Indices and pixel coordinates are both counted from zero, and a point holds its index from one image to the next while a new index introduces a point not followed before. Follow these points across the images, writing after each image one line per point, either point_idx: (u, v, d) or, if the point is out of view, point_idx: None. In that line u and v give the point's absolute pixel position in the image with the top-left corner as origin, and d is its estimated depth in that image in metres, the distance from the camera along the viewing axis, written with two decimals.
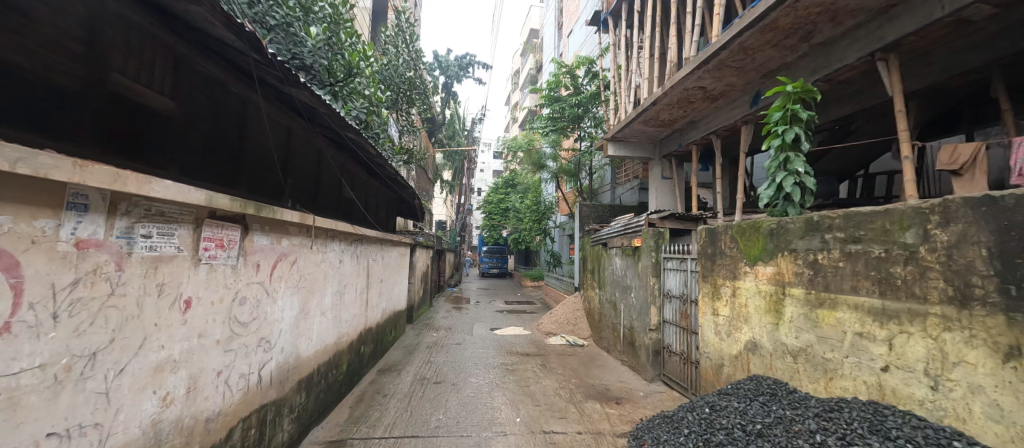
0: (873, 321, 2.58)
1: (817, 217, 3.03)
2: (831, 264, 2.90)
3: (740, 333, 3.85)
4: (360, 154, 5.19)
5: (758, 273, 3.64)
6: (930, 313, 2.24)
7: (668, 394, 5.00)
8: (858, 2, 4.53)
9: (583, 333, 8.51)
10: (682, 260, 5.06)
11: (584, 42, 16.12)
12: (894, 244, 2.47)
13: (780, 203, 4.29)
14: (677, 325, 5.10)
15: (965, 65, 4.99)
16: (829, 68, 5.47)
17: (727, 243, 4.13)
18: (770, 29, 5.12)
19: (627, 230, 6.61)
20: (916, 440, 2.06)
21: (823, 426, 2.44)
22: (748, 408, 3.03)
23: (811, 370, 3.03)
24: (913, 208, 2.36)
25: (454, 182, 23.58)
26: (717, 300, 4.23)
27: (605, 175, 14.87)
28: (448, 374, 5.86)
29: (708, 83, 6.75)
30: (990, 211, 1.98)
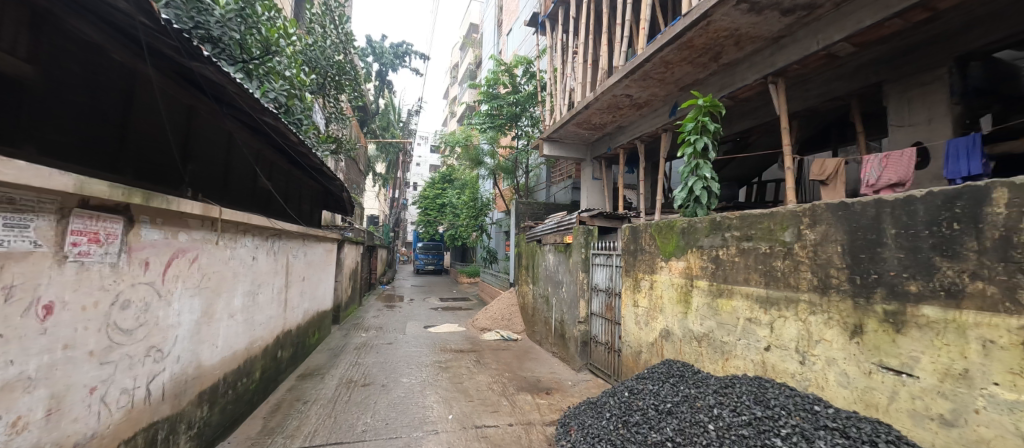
0: (760, 307, 2.97)
1: (719, 217, 3.42)
2: (730, 259, 3.28)
3: (656, 323, 4.21)
4: (277, 140, 4.74)
5: (673, 268, 4.00)
6: (801, 299, 2.64)
7: (594, 382, 5.31)
8: (757, 30, 5.15)
9: (517, 328, 8.69)
10: (608, 256, 5.39)
11: (523, 42, 16.38)
12: (776, 241, 2.87)
13: (692, 205, 4.75)
14: (603, 317, 5.42)
15: (835, 92, 5.93)
16: (733, 86, 6.16)
17: (647, 240, 4.47)
18: (686, 47, 5.63)
19: (560, 227, 6.87)
20: (788, 407, 2.44)
21: (720, 401, 2.78)
22: (661, 389, 3.33)
23: (712, 352, 3.43)
24: (791, 210, 2.76)
25: (388, 175, 22.61)
26: (637, 292, 4.58)
27: (540, 174, 15.29)
28: (377, 375, 5.62)
29: (635, 92, 7.24)
30: (845, 214, 2.39)
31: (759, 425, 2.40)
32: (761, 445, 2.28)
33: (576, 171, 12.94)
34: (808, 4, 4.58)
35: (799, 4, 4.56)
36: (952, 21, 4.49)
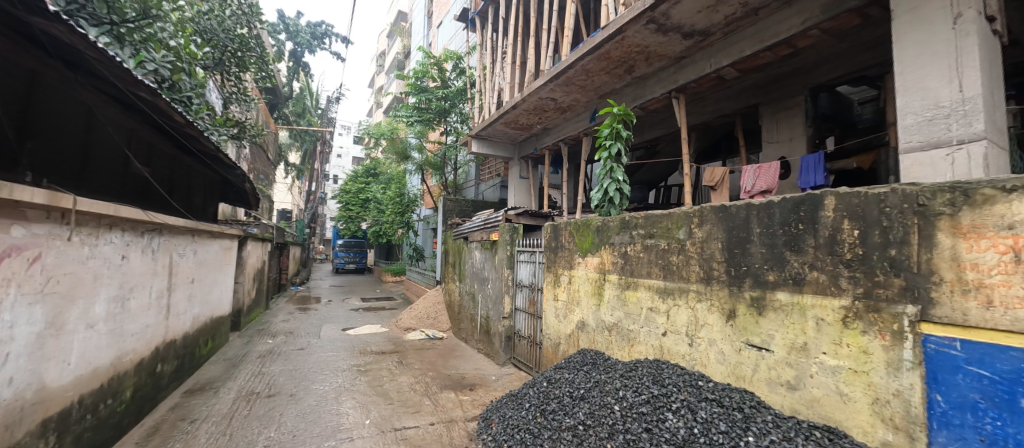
0: (658, 298, 3.32)
1: (628, 216, 3.73)
2: (636, 254, 3.60)
3: (573, 315, 4.47)
4: (158, 122, 4.08)
5: (588, 263, 4.27)
6: (691, 289, 3.00)
7: (517, 375, 5.47)
8: (663, 49, 5.71)
9: (442, 326, 8.57)
10: (532, 253, 5.57)
11: (453, 37, 16.11)
12: (673, 238, 3.22)
13: (606, 205, 5.11)
14: (526, 312, 5.60)
15: (724, 110, 6.82)
16: (643, 98, 6.76)
17: (566, 238, 4.71)
18: (604, 58, 6.03)
19: (487, 225, 6.93)
20: (679, 384, 2.77)
21: (625, 383, 3.05)
22: (576, 377, 3.55)
23: (620, 340, 3.74)
24: (684, 211, 3.12)
25: (303, 165, 20.71)
26: (557, 286, 4.81)
27: (469, 171, 15.22)
28: (285, 384, 5.14)
29: (559, 96, 7.56)
30: (724, 215, 2.77)
31: (656, 402, 2.69)
32: (657, 420, 2.56)
33: (503, 170, 13.11)
34: (704, 30, 5.19)
35: (697, 29, 5.15)
36: (808, 57, 5.43)
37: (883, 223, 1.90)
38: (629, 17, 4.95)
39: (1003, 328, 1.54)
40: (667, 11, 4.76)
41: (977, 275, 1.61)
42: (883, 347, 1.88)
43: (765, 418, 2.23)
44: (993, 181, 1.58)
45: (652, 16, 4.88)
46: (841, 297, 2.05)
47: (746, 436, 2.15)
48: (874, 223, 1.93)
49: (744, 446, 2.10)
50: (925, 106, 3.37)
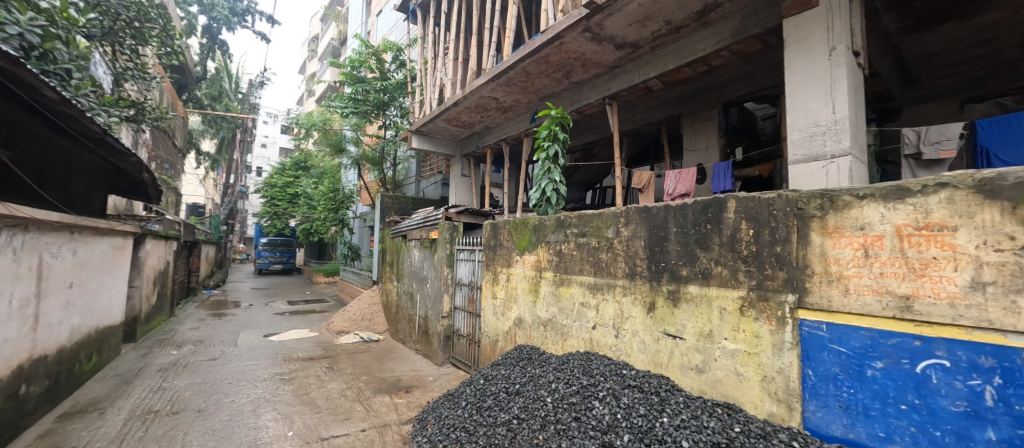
0: (589, 293, 3.50)
1: (563, 216, 3.87)
2: (570, 252, 3.76)
3: (511, 312, 4.55)
4: (22, 97, 3.45)
5: (526, 261, 4.36)
6: (618, 284, 3.21)
7: (455, 374, 5.43)
8: (598, 57, 6.00)
9: (378, 328, 8.23)
10: (471, 251, 5.55)
11: (393, 27, 15.50)
12: (603, 237, 3.40)
13: (544, 205, 5.26)
14: (466, 311, 5.58)
15: (652, 118, 7.36)
16: (580, 103, 7.05)
17: (505, 236, 4.76)
18: (544, 62, 6.19)
19: (426, 223, 6.77)
20: (605, 373, 2.94)
21: (557, 376, 3.18)
22: (512, 373, 3.62)
23: (554, 335, 3.89)
24: (613, 212, 3.31)
25: (219, 155, 18.65)
26: (496, 284, 4.85)
27: (410, 168, 14.56)
28: (192, 399, 4.60)
29: (500, 96, 7.62)
30: (647, 216, 2.99)
31: (585, 392, 2.84)
32: (585, 409, 2.70)
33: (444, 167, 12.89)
34: (634, 43, 5.55)
35: (628, 41, 5.49)
36: (721, 75, 6.04)
37: (771, 224, 2.19)
38: (566, 23, 5.14)
39: (856, 312, 1.85)
40: (602, 22, 5.02)
41: (838, 267, 1.91)
42: (770, 331, 2.16)
43: (678, 399, 2.46)
44: (851, 190, 1.89)
45: (587, 25, 5.10)
46: (739, 288, 2.32)
47: (662, 417, 2.36)
48: (765, 223, 2.22)
49: (660, 427, 2.30)
50: (808, 124, 3.93)
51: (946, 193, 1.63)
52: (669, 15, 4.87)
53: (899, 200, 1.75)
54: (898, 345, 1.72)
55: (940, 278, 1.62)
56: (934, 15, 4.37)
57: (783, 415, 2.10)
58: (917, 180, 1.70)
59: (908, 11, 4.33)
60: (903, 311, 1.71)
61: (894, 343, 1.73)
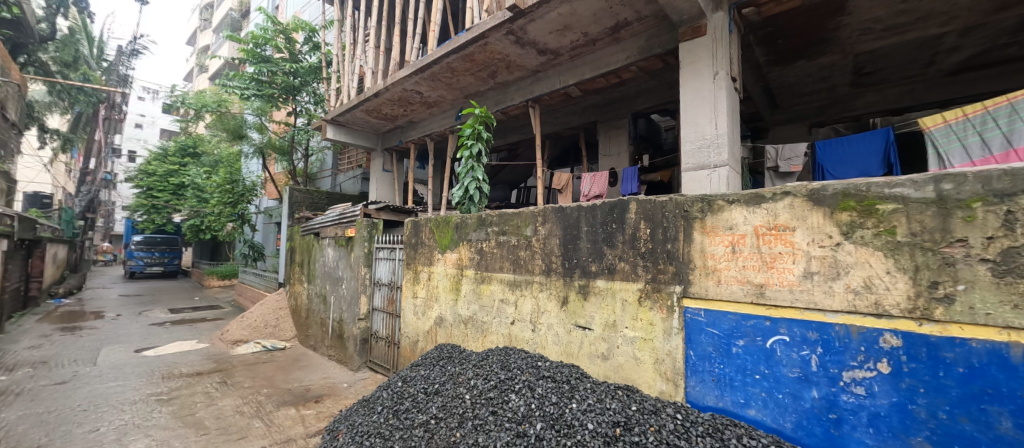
0: (508, 290, 3.59)
1: (484, 214, 3.91)
2: (491, 250, 3.81)
3: (431, 311, 4.49)
4: None
5: (447, 260, 4.32)
6: (535, 280, 3.35)
7: (371, 379, 5.19)
8: (521, 61, 6.16)
9: (285, 334, 7.50)
10: (391, 249, 5.34)
11: (306, 5, 14.18)
12: (521, 235, 3.51)
13: (467, 203, 5.24)
14: (384, 312, 5.36)
15: (572, 123, 7.82)
16: (504, 103, 7.19)
17: (426, 234, 4.66)
18: (469, 60, 6.18)
19: (341, 220, 6.34)
20: (522, 367, 3.06)
21: (476, 372, 3.22)
22: (431, 373, 3.57)
23: (474, 332, 3.92)
24: (531, 211, 3.44)
25: (73, 135, 15.32)
26: (416, 283, 4.74)
27: (325, 159, 13.42)
28: (29, 434, 3.75)
29: (424, 90, 7.42)
30: (561, 215, 3.16)
31: (502, 386, 2.92)
32: (501, 402, 2.78)
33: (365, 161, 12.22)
34: (555, 50, 5.81)
35: (549, 48, 5.73)
36: (631, 87, 6.61)
37: (664, 224, 2.47)
38: (490, 24, 5.19)
39: (726, 299, 2.18)
40: (524, 26, 5.17)
41: (714, 261, 2.24)
42: (662, 318, 2.45)
43: (586, 386, 2.66)
44: (724, 195, 2.22)
45: (510, 28, 5.22)
46: (638, 281, 2.59)
47: (571, 403, 2.53)
48: (660, 223, 2.49)
49: (569, 412, 2.46)
50: (697, 137, 4.50)
51: (789, 200, 1.99)
52: (586, 28, 5.19)
53: (757, 205, 2.10)
54: (754, 326, 2.07)
55: (784, 269, 1.99)
56: (792, 53, 5.30)
57: (671, 392, 2.40)
58: (769, 189, 2.06)
59: (773, 47, 5.18)
60: (758, 297, 2.06)
61: (752, 324, 2.08)
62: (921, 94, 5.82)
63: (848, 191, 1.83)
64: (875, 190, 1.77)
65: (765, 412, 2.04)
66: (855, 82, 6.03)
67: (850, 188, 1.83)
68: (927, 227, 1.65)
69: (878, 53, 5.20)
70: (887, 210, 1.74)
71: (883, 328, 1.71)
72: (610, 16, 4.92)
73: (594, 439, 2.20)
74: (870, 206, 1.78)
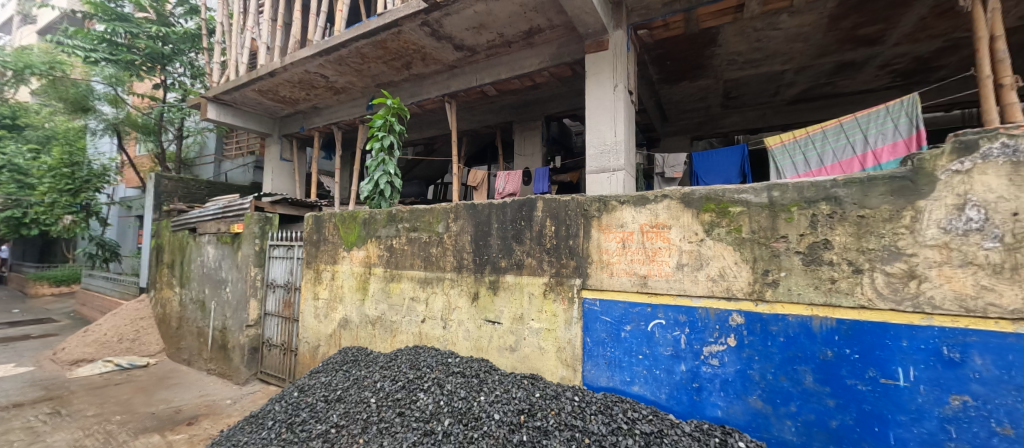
0: (419, 287, 3.51)
1: (394, 210, 3.75)
2: (401, 247, 3.68)
3: (335, 313, 4.19)
4: None
5: (353, 258, 4.06)
6: (446, 277, 3.33)
7: (263, 392, 4.65)
8: (437, 54, 6.04)
9: (148, 348, 6.33)
10: (288, 247, 4.84)
11: None
12: (433, 232, 3.45)
13: (377, 198, 4.96)
14: (279, 316, 4.84)
15: (488, 121, 7.91)
16: (419, 96, 6.99)
17: (329, 230, 4.32)
18: (381, 47, 5.86)
19: (225, 214, 5.55)
20: (432, 364, 3.02)
21: (383, 374, 3.10)
22: (332, 379, 3.34)
23: (382, 333, 3.76)
24: (444, 207, 3.40)
25: None
26: (318, 284, 4.37)
27: (205, 143, 11.60)
28: None
29: (329, 74, 6.85)
30: (473, 212, 3.19)
31: (410, 386, 2.86)
32: (409, 402, 2.73)
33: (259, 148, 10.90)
34: (471, 48, 5.82)
35: (465, 45, 5.72)
36: (544, 91, 6.91)
37: (567, 222, 2.66)
38: (404, 12, 4.99)
39: (617, 289, 2.43)
40: (440, 19, 5.08)
41: (607, 256, 2.48)
42: (563, 309, 2.63)
43: (494, 378, 2.74)
44: (617, 196, 2.47)
45: (425, 19, 5.09)
46: (543, 275, 2.74)
47: (479, 396, 2.58)
48: (563, 221, 2.68)
49: (477, 405, 2.52)
50: (599, 142, 4.90)
51: (666, 202, 2.29)
52: (501, 29, 5.29)
53: (643, 205, 2.37)
54: (639, 312, 2.34)
55: (662, 261, 2.29)
56: (678, 74, 6.06)
57: (570, 377, 2.60)
58: (652, 192, 2.34)
59: (664, 66, 5.87)
60: (642, 287, 2.34)
61: (637, 310, 2.35)
62: (771, 118, 7.08)
63: (710, 195, 2.18)
64: (729, 195, 2.13)
65: (645, 387, 2.32)
66: (725, 104, 7.11)
67: (711, 193, 2.17)
68: (763, 226, 2.04)
69: (741, 81, 6.22)
70: (736, 212, 2.11)
71: (732, 309, 2.07)
72: (524, 20, 5.09)
73: (500, 428, 2.29)
74: (725, 208, 2.14)
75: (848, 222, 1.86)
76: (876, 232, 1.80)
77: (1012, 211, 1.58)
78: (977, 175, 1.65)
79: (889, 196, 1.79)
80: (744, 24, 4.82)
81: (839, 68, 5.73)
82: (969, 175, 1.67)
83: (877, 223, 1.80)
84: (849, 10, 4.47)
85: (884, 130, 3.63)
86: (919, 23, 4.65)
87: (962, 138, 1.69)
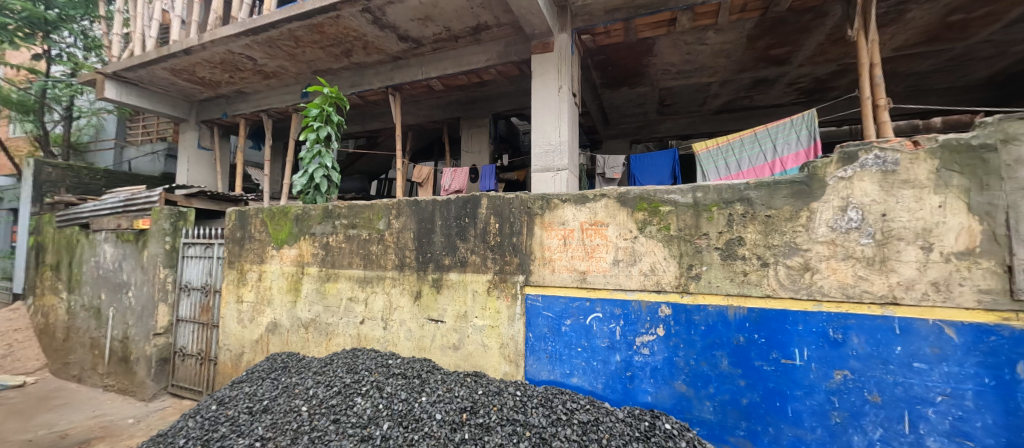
0: (357, 287, 3.35)
1: (331, 205, 3.53)
2: (338, 245, 3.47)
3: (262, 317, 3.86)
4: None
5: (284, 256, 3.77)
6: (387, 276, 3.21)
7: (174, 408, 4.16)
8: (380, 44, 5.79)
9: (24, 365, 5.39)
10: (206, 246, 4.36)
11: None
12: (373, 229, 3.31)
13: (311, 192, 4.65)
14: (195, 322, 4.36)
15: (434, 116, 7.74)
16: (360, 86, 6.66)
17: (256, 227, 3.96)
18: (317, 31, 5.49)
19: (127, 207, 4.87)
20: (371, 367, 2.90)
21: (316, 381, 2.92)
22: (258, 388, 3.08)
23: (317, 336, 3.54)
24: (385, 203, 3.27)
25: None
26: (242, 286, 4.00)
27: (104, 126, 10.13)
28: None
29: (257, 56, 6.28)
30: (416, 209, 3.11)
31: (346, 391, 2.73)
32: (345, 408, 2.60)
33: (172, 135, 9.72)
34: (416, 39, 5.65)
35: (410, 36, 5.54)
36: (491, 89, 6.91)
37: (511, 219, 2.69)
38: None
39: (558, 285, 2.51)
40: (383, 7, 4.87)
41: (549, 253, 2.55)
42: (506, 305, 2.67)
43: (436, 377, 2.70)
44: (559, 195, 2.55)
45: (367, 6, 4.84)
46: (487, 272, 2.75)
47: (421, 397, 2.54)
48: (507, 219, 2.71)
49: (418, 407, 2.46)
50: (543, 142, 5.01)
51: (604, 201, 2.41)
52: (447, 22, 5.19)
53: (583, 204, 2.47)
54: (578, 307, 2.43)
55: (599, 258, 2.40)
56: (618, 80, 6.37)
57: (512, 372, 2.63)
58: (592, 191, 2.44)
59: (606, 72, 6.14)
60: (581, 282, 2.44)
61: (577, 305, 2.44)
62: (699, 126, 7.71)
63: (643, 195, 2.32)
64: (659, 195, 2.29)
65: (583, 378, 2.42)
66: (660, 111, 7.60)
67: (644, 193, 2.32)
68: (688, 224, 2.22)
69: (674, 90, 6.69)
70: (665, 211, 2.27)
71: (661, 301, 2.23)
72: (471, 16, 5.04)
73: (441, 428, 2.27)
74: (655, 208, 2.29)
75: (757, 221, 2.09)
76: (780, 230, 2.04)
77: (882, 213, 1.88)
78: (857, 181, 1.93)
79: (791, 198, 2.03)
80: (677, 37, 5.18)
81: (755, 83, 6.38)
82: (851, 181, 1.94)
83: (781, 222, 2.04)
84: (764, 31, 4.99)
85: (789, 140, 4.11)
86: (818, 48, 5.31)
87: (845, 149, 1.97)
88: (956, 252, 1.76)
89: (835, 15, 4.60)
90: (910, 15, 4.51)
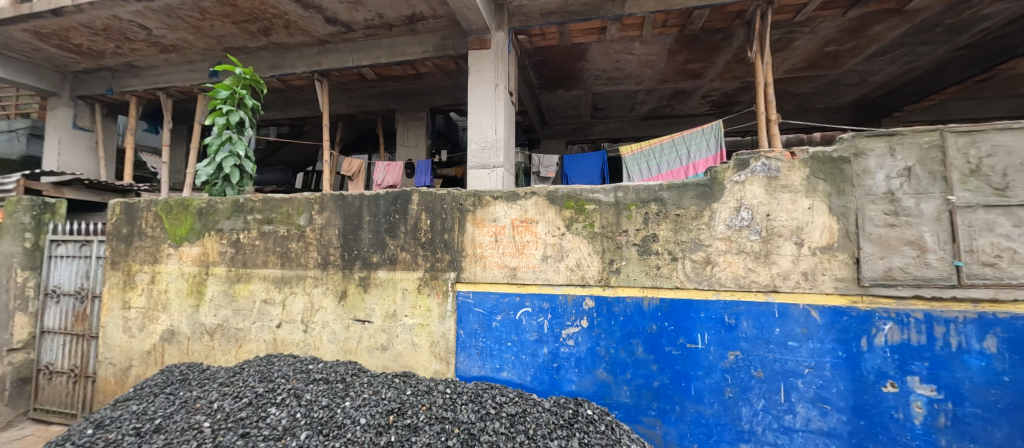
0: (274, 288, 3.07)
1: (242, 198, 3.20)
2: (251, 243, 3.15)
3: (155, 324, 3.38)
4: None
5: (183, 255, 3.34)
6: (308, 275, 2.99)
7: (38, 436, 3.49)
8: (304, 24, 5.35)
9: None
10: (82, 243, 3.69)
11: None
12: (293, 225, 3.05)
13: (219, 183, 4.16)
14: (66, 334, 3.70)
15: (366, 107, 7.34)
16: (281, 69, 6.10)
17: (148, 222, 3.46)
18: (228, 4, 4.92)
19: None
20: (289, 374, 2.68)
21: (222, 393, 2.63)
22: (148, 406, 2.69)
23: (224, 343, 3.18)
24: (307, 197, 3.04)
25: None
26: (130, 289, 3.47)
27: None
28: None
29: (151, 26, 5.45)
30: (342, 204, 2.93)
31: (258, 402, 2.50)
32: (256, 420, 2.38)
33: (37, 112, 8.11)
34: (345, 23, 5.31)
35: (339, 19, 5.19)
36: (427, 82, 6.73)
37: (443, 216, 2.65)
38: None
39: (489, 281, 2.53)
40: None
41: (480, 249, 2.55)
42: (437, 302, 2.63)
43: (362, 381, 2.57)
44: (490, 192, 2.57)
45: None
46: (418, 269, 2.69)
47: (344, 402, 2.40)
48: (439, 215, 2.66)
49: (341, 413, 2.34)
50: (479, 138, 5.01)
51: (534, 199, 2.48)
52: (380, 9, 4.95)
53: (514, 201, 2.52)
54: (509, 302, 2.48)
55: (529, 254, 2.47)
56: (553, 81, 6.56)
57: (443, 370, 2.60)
58: (522, 189, 2.50)
59: (541, 73, 6.29)
60: (511, 278, 2.49)
61: (507, 300, 2.48)
62: (627, 130, 8.22)
63: (570, 194, 2.42)
64: (585, 194, 2.40)
65: (513, 372, 2.47)
66: (593, 114, 7.97)
67: (571, 192, 2.42)
68: (610, 221, 2.36)
69: (604, 95, 7.05)
70: (590, 209, 2.39)
71: (586, 294, 2.35)
72: (405, 4, 4.86)
73: (366, 433, 2.18)
74: (581, 206, 2.41)
75: (668, 220, 2.28)
76: (687, 228, 2.26)
77: (767, 213, 2.16)
78: (748, 185, 2.20)
79: (697, 199, 2.25)
80: (607, 45, 5.47)
81: (675, 94, 6.96)
82: (744, 185, 2.20)
83: (689, 220, 2.26)
84: (682, 47, 5.46)
85: (701, 146, 4.55)
86: (726, 66, 5.95)
87: (740, 157, 2.22)
88: (820, 246, 2.08)
89: (739, 38, 5.19)
90: (797, 43, 5.23)
